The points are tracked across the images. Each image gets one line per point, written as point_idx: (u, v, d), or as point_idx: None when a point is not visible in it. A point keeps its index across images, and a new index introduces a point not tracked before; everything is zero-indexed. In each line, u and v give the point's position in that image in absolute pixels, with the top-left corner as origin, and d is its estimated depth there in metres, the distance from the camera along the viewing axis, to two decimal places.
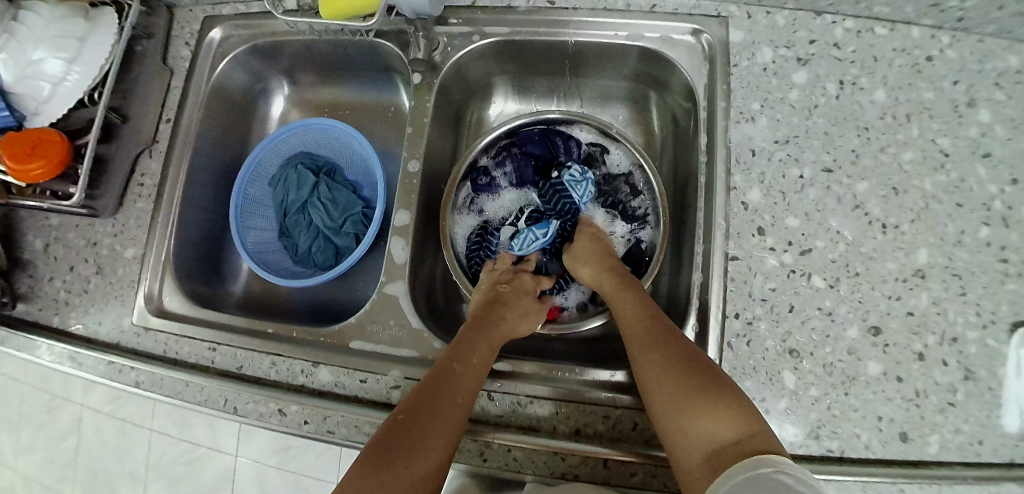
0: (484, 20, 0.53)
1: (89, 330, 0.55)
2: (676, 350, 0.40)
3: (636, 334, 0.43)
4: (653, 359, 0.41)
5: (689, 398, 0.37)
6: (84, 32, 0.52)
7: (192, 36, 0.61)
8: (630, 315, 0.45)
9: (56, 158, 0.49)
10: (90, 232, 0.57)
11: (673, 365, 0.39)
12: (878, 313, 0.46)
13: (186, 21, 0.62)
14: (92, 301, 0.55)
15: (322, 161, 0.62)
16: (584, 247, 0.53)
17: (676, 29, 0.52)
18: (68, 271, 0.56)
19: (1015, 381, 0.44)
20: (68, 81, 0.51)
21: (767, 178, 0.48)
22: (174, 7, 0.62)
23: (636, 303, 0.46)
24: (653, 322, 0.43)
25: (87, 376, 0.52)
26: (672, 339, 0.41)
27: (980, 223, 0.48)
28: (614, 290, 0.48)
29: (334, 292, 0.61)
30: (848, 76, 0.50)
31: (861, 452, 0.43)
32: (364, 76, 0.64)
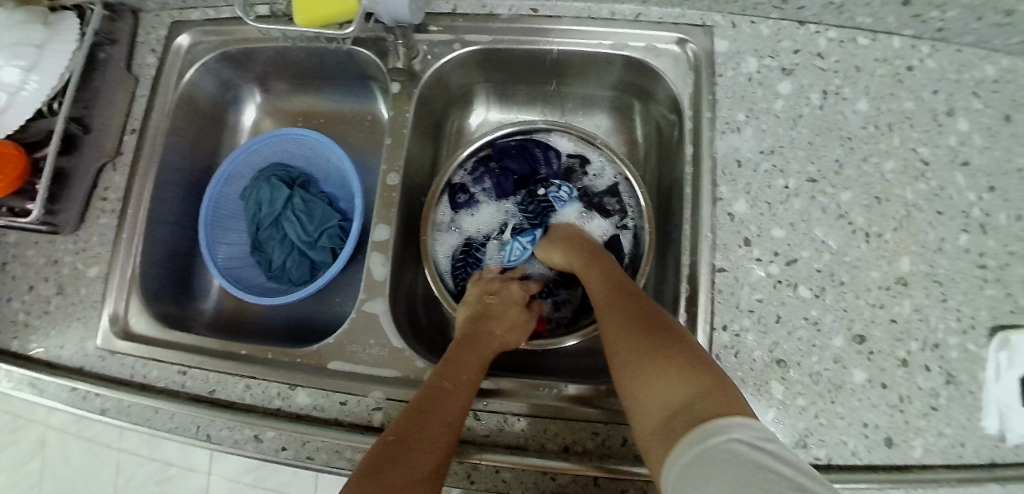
0: (465, 27, 0.51)
1: (50, 354, 0.53)
2: (641, 319, 0.38)
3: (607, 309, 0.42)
4: (620, 332, 0.39)
5: (651, 367, 0.34)
6: (42, 39, 0.50)
7: (159, 42, 0.59)
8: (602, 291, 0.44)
9: (13, 174, 0.47)
10: (51, 250, 0.55)
11: (637, 334, 0.37)
12: (862, 321, 0.46)
13: (151, 27, 0.60)
14: (53, 323, 0.53)
15: (296, 172, 0.60)
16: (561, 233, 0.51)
17: (661, 38, 0.52)
18: (25, 290, 0.54)
19: (994, 384, 0.46)
20: (26, 90, 0.49)
21: (753, 189, 0.48)
22: (140, 12, 0.60)
23: (609, 281, 0.44)
24: (622, 296, 0.42)
25: (50, 404, 0.50)
26: (640, 309, 0.40)
27: (960, 230, 0.49)
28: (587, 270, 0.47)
29: (311, 308, 0.60)
30: (832, 86, 0.51)
31: (848, 458, 0.44)
32: (339, 84, 0.63)
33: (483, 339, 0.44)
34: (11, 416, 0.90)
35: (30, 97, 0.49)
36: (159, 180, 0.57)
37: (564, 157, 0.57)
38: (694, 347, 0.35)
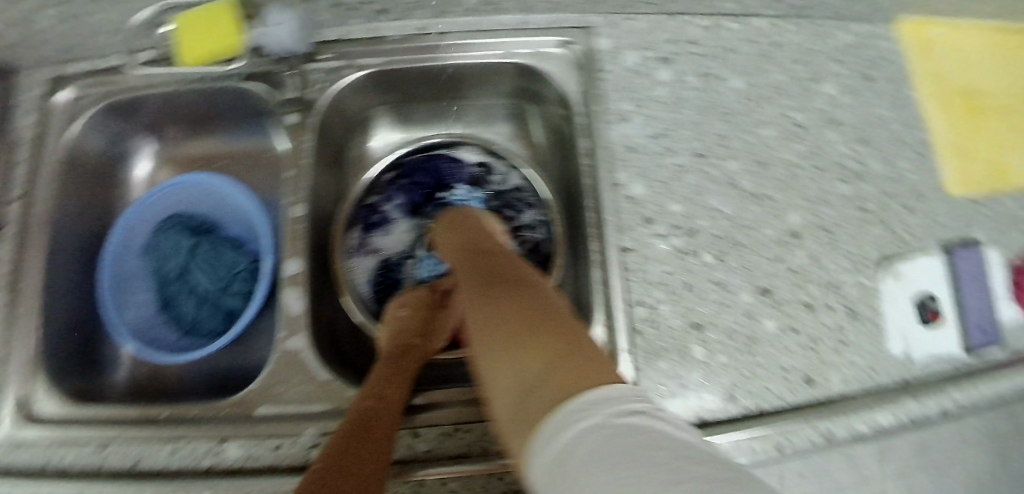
0: (356, 52, 0.53)
1: None
2: (510, 297, 0.36)
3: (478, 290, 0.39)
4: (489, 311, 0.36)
5: (514, 344, 0.32)
6: None
7: (34, 102, 0.56)
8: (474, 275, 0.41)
9: None
10: None
11: (502, 313, 0.35)
12: (765, 275, 0.50)
13: (29, 85, 0.57)
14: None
15: (200, 221, 0.60)
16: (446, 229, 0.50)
17: (544, 43, 0.55)
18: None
19: (892, 312, 0.51)
20: None
21: (646, 171, 0.51)
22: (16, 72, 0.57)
23: (486, 264, 0.42)
24: (495, 277, 0.40)
25: None
26: (511, 287, 0.38)
27: (838, 180, 0.53)
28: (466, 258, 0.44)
29: (231, 358, 0.59)
30: (706, 68, 0.55)
31: (774, 402, 0.47)
32: (232, 124, 0.62)
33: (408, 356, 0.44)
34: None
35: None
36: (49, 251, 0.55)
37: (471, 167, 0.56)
38: (559, 319, 0.33)
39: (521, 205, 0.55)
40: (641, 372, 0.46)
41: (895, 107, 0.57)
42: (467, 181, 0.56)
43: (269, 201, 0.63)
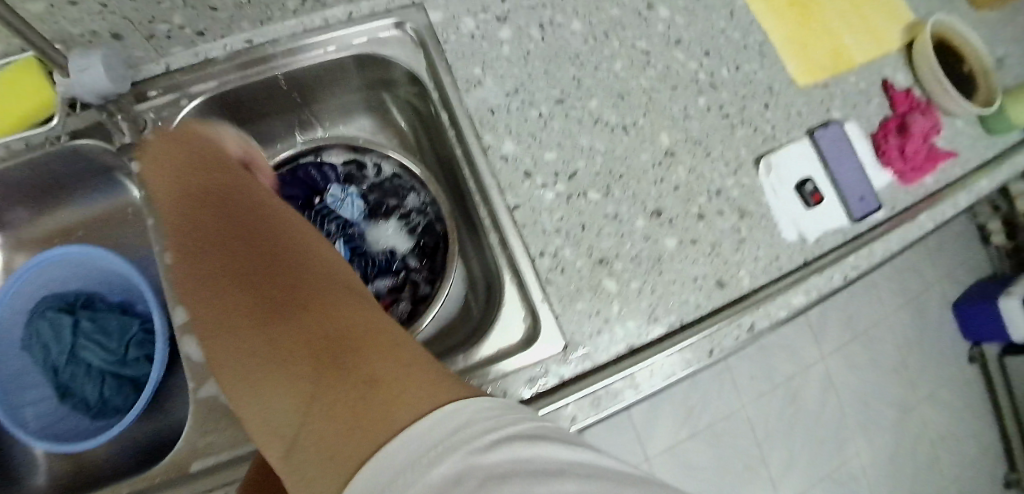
0: (185, 81, 0.50)
1: None
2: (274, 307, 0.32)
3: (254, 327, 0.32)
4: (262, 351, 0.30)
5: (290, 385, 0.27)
6: None
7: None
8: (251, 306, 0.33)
9: None
10: None
11: (281, 356, 0.28)
12: (652, 199, 0.51)
13: None
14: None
15: (73, 296, 0.56)
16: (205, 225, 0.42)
17: (380, 27, 0.52)
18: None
19: (775, 201, 0.54)
20: None
21: (512, 129, 0.50)
22: None
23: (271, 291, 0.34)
24: (274, 304, 0.33)
25: None
26: (319, 303, 0.32)
27: (696, 95, 0.56)
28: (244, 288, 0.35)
29: (150, 426, 0.55)
30: (545, 18, 0.55)
31: (694, 311, 0.49)
32: (82, 189, 0.56)
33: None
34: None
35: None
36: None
37: (340, 167, 0.53)
38: (360, 316, 0.31)
39: (403, 191, 0.53)
40: (562, 317, 0.46)
41: (731, 17, 0.61)
42: (340, 182, 0.53)
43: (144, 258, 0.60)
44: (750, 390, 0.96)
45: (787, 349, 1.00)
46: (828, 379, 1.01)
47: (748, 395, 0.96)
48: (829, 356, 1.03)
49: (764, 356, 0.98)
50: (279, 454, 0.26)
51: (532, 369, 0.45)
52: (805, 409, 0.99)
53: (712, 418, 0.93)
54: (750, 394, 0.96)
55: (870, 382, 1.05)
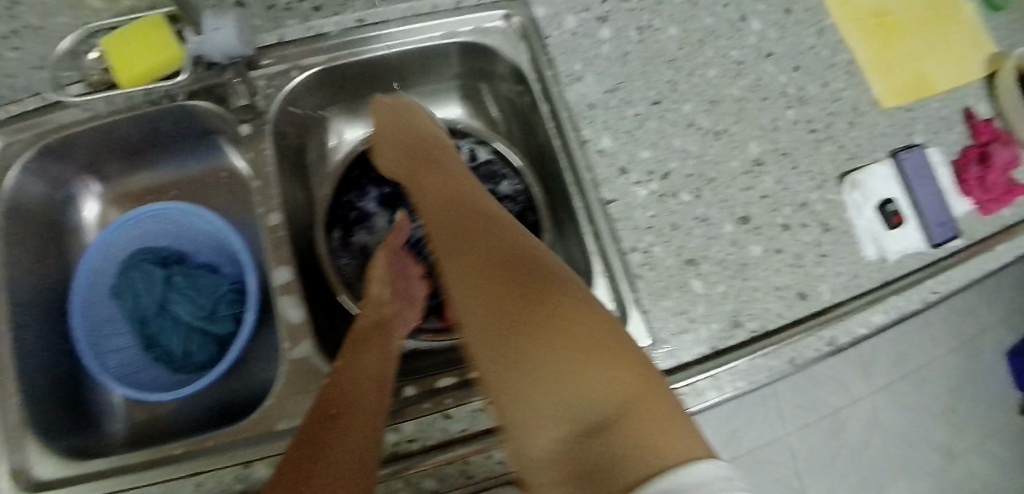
0: (296, 54, 0.51)
1: None
2: (534, 303, 0.31)
3: (517, 324, 0.30)
4: (537, 354, 0.28)
5: (554, 355, 0.28)
6: None
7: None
8: (501, 308, 0.31)
9: None
10: None
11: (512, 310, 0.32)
12: (741, 205, 0.52)
13: None
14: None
15: (166, 252, 0.59)
16: (431, 206, 0.42)
17: (486, 18, 0.53)
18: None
19: (858, 218, 0.54)
20: None
21: (610, 125, 0.51)
22: None
23: (511, 287, 0.32)
24: (530, 299, 0.31)
25: None
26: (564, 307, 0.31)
27: (785, 107, 0.57)
28: (489, 289, 0.32)
29: (228, 387, 0.58)
30: (643, 22, 0.56)
31: (776, 320, 0.49)
32: (179, 150, 0.61)
33: (382, 339, 0.43)
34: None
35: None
36: (12, 301, 0.53)
37: None
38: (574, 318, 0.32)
39: (496, 177, 0.56)
40: (649, 313, 0.47)
41: (819, 34, 0.61)
42: None
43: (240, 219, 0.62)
44: (793, 419, 0.92)
45: (830, 378, 0.94)
46: (873, 419, 0.94)
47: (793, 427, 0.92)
48: (877, 392, 0.95)
49: (811, 386, 0.93)
50: (556, 436, 0.26)
51: None
52: (846, 444, 0.92)
53: (753, 443, 0.90)
54: (795, 422, 0.92)
55: (923, 425, 0.96)
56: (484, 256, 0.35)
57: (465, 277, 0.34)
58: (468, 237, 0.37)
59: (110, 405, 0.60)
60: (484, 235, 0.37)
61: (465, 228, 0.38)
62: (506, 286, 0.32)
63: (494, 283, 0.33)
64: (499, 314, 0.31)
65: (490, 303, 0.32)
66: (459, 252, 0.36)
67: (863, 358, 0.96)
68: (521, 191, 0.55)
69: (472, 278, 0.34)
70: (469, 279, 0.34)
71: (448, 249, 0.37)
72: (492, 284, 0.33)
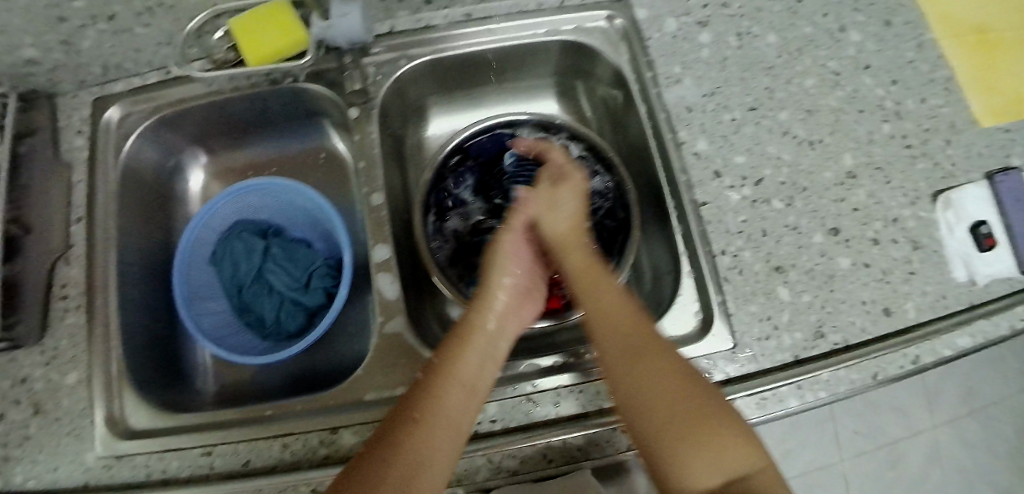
0: (410, 43, 0.56)
1: (35, 487, 0.47)
2: (695, 394, 0.39)
3: (686, 416, 0.38)
4: (693, 443, 0.37)
5: (713, 442, 0.37)
6: None
7: (85, 122, 0.59)
8: (674, 397, 0.38)
9: None
10: (13, 369, 0.51)
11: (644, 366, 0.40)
12: (832, 216, 0.53)
13: (73, 108, 0.60)
14: (38, 447, 0.48)
15: (265, 224, 0.64)
16: (603, 294, 0.45)
17: (589, 18, 0.58)
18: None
19: (950, 239, 0.53)
20: None
21: (707, 127, 0.54)
22: (55, 96, 0.60)
23: (684, 381, 0.39)
24: (695, 390, 0.39)
25: None
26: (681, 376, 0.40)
27: (881, 121, 0.57)
28: (665, 376, 0.39)
29: (313, 358, 0.61)
30: (742, 28, 0.59)
31: (859, 335, 0.49)
32: (284, 129, 0.66)
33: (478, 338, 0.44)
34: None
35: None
36: (120, 259, 0.57)
37: (533, 144, 0.61)
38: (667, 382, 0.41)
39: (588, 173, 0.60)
40: (734, 316, 0.49)
41: (919, 49, 0.60)
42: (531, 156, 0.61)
43: (336, 198, 0.68)
44: (850, 446, 0.91)
45: (897, 409, 0.93)
46: (935, 453, 0.93)
47: (849, 454, 0.91)
48: (941, 425, 0.94)
49: (872, 414, 0.93)
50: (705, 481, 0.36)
51: (703, 361, 0.48)
52: (905, 476, 0.91)
53: (804, 469, 0.90)
54: (850, 450, 0.91)
55: (980, 464, 0.94)
56: (661, 354, 0.41)
57: (627, 357, 0.41)
58: (643, 332, 0.42)
59: (201, 367, 0.63)
60: (654, 332, 0.43)
61: (635, 325, 0.42)
62: (679, 382, 0.39)
63: (667, 372, 0.40)
64: (672, 404, 0.38)
65: (664, 391, 0.39)
66: (630, 340, 0.41)
67: (928, 388, 0.94)
68: (611, 188, 0.59)
69: (649, 370, 0.40)
70: (607, 338, 0.42)
71: (620, 337, 0.42)
72: (665, 374, 0.39)
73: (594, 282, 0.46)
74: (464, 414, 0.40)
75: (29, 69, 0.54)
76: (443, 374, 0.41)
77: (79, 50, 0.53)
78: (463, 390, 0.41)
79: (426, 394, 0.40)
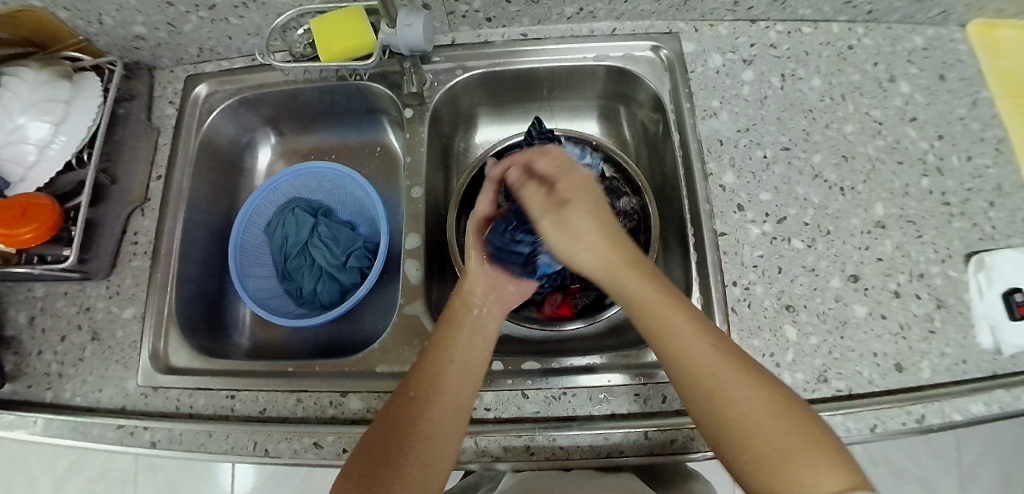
0: (464, 56, 0.62)
1: (88, 400, 0.56)
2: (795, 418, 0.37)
3: (781, 436, 0.36)
4: (799, 459, 0.35)
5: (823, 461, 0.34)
6: (68, 95, 0.57)
7: (177, 94, 0.68)
8: (768, 422, 0.36)
9: (47, 222, 0.53)
10: (82, 298, 0.60)
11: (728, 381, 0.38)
12: (853, 263, 0.53)
13: (169, 81, 0.68)
14: (89, 369, 0.57)
15: (317, 204, 0.70)
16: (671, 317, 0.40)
17: (637, 47, 0.62)
18: (59, 341, 0.59)
19: (979, 302, 0.51)
20: (54, 146, 0.55)
21: (737, 161, 0.56)
22: (155, 70, 0.69)
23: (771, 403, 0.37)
24: (789, 410, 0.37)
25: (96, 445, 0.53)
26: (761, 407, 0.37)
27: (921, 175, 0.56)
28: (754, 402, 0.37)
29: (339, 331, 0.66)
30: (788, 69, 0.60)
31: (866, 386, 0.49)
32: (348, 120, 0.73)
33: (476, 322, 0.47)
34: (26, 481, 0.90)
35: (59, 150, 0.55)
36: (187, 217, 0.65)
37: None
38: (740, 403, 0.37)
39: (619, 193, 0.63)
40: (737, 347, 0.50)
41: (972, 106, 0.59)
42: None
43: (382, 188, 0.73)
44: None
45: (926, 487, 0.88)
46: None
47: None
48: None
49: (899, 488, 0.88)
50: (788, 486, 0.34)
51: None
52: None
53: None
54: None
55: None
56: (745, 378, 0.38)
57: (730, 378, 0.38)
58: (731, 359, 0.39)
59: (240, 323, 0.69)
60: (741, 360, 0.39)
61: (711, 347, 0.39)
62: (777, 412, 0.37)
63: (758, 400, 0.37)
64: (769, 428, 0.36)
65: (757, 418, 0.37)
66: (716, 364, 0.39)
67: (964, 469, 0.89)
68: (638, 211, 0.62)
69: (738, 387, 0.38)
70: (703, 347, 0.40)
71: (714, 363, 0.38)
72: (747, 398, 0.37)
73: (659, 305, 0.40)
74: (468, 386, 0.44)
75: (137, 44, 0.63)
76: (439, 351, 0.45)
77: (182, 32, 0.62)
78: (459, 370, 0.44)
79: (431, 370, 0.44)
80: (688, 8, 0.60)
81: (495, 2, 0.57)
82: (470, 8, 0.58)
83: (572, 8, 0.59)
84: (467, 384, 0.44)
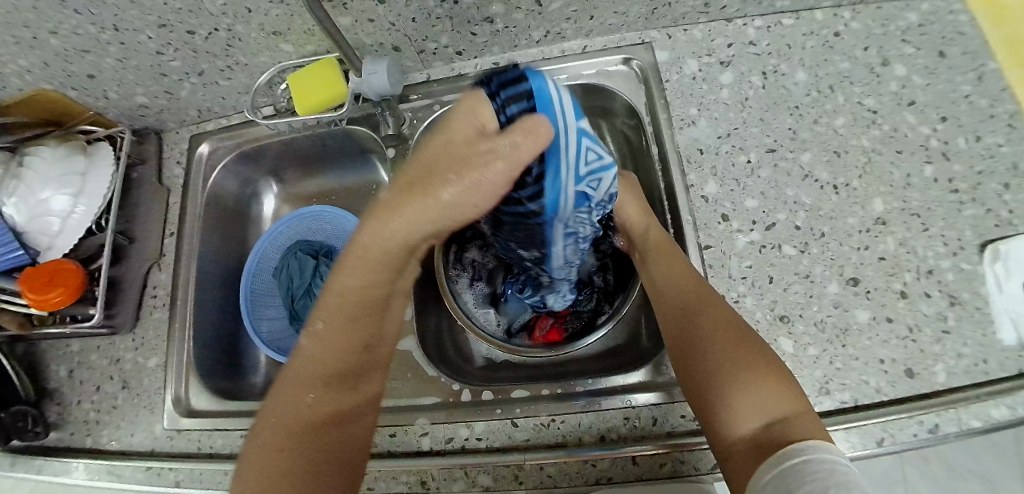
0: (439, 91, 0.64)
1: (122, 444, 0.60)
2: (767, 360, 0.40)
3: (750, 378, 0.39)
4: (740, 385, 0.39)
5: (775, 393, 0.38)
6: (85, 167, 0.62)
7: (183, 154, 0.72)
8: (729, 354, 0.40)
9: (73, 285, 0.57)
10: (111, 350, 0.65)
11: (700, 312, 0.43)
12: (852, 265, 0.50)
13: (176, 142, 0.73)
14: (122, 415, 0.62)
15: (319, 244, 0.73)
16: (672, 258, 0.48)
17: (609, 62, 0.61)
18: (94, 391, 0.63)
19: (998, 296, 0.48)
20: (76, 214, 0.60)
21: (719, 169, 0.55)
22: (162, 132, 0.74)
23: (740, 348, 0.40)
24: (750, 346, 0.41)
25: (130, 485, 0.58)
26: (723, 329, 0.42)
27: (923, 162, 0.53)
28: (725, 349, 0.41)
29: None
30: (769, 66, 0.58)
31: (873, 396, 0.46)
32: (343, 163, 0.76)
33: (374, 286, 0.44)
34: None
35: (81, 218, 0.60)
36: (199, 267, 0.69)
37: None
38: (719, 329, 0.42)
39: None
40: None
41: (978, 81, 0.55)
42: None
43: None
44: None
45: None
46: None
47: None
48: None
49: None
50: (758, 408, 0.38)
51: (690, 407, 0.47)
52: None
53: None
54: None
55: None
56: (727, 324, 0.42)
57: (706, 322, 0.43)
58: (697, 295, 0.44)
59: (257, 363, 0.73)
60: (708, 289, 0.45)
61: (701, 291, 0.45)
62: (742, 349, 0.41)
63: (728, 341, 0.41)
64: (734, 366, 0.40)
65: (729, 353, 0.40)
66: (701, 303, 0.44)
67: None
68: None
69: (722, 327, 0.42)
70: (678, 281, 0.46)
71: (690, 296, 0.45)
72: (722, 341, 0.41)
73: (669, 249, 0.50)
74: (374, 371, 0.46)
75: (142, 112, 0.68)
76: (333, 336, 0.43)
77: (179, 97, 0.66)
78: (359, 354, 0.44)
79: (325, 361, 0.43)
80: (659, 17, 0.59)
81: (461, 36, 0.58)
82: (439, 45, 0.59)
83: (539, 32, 0.59)
84: (368, 361, 0.45)
